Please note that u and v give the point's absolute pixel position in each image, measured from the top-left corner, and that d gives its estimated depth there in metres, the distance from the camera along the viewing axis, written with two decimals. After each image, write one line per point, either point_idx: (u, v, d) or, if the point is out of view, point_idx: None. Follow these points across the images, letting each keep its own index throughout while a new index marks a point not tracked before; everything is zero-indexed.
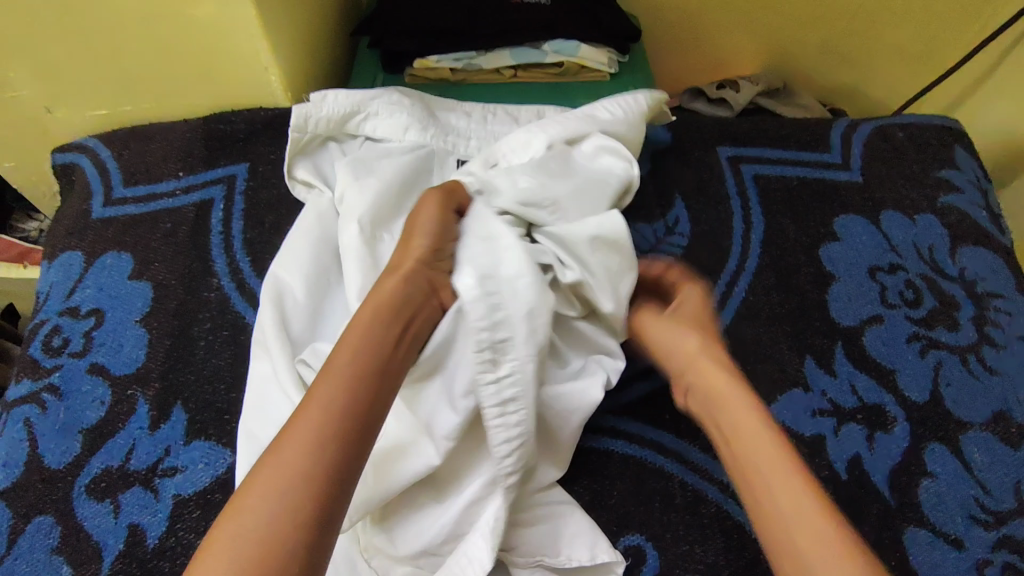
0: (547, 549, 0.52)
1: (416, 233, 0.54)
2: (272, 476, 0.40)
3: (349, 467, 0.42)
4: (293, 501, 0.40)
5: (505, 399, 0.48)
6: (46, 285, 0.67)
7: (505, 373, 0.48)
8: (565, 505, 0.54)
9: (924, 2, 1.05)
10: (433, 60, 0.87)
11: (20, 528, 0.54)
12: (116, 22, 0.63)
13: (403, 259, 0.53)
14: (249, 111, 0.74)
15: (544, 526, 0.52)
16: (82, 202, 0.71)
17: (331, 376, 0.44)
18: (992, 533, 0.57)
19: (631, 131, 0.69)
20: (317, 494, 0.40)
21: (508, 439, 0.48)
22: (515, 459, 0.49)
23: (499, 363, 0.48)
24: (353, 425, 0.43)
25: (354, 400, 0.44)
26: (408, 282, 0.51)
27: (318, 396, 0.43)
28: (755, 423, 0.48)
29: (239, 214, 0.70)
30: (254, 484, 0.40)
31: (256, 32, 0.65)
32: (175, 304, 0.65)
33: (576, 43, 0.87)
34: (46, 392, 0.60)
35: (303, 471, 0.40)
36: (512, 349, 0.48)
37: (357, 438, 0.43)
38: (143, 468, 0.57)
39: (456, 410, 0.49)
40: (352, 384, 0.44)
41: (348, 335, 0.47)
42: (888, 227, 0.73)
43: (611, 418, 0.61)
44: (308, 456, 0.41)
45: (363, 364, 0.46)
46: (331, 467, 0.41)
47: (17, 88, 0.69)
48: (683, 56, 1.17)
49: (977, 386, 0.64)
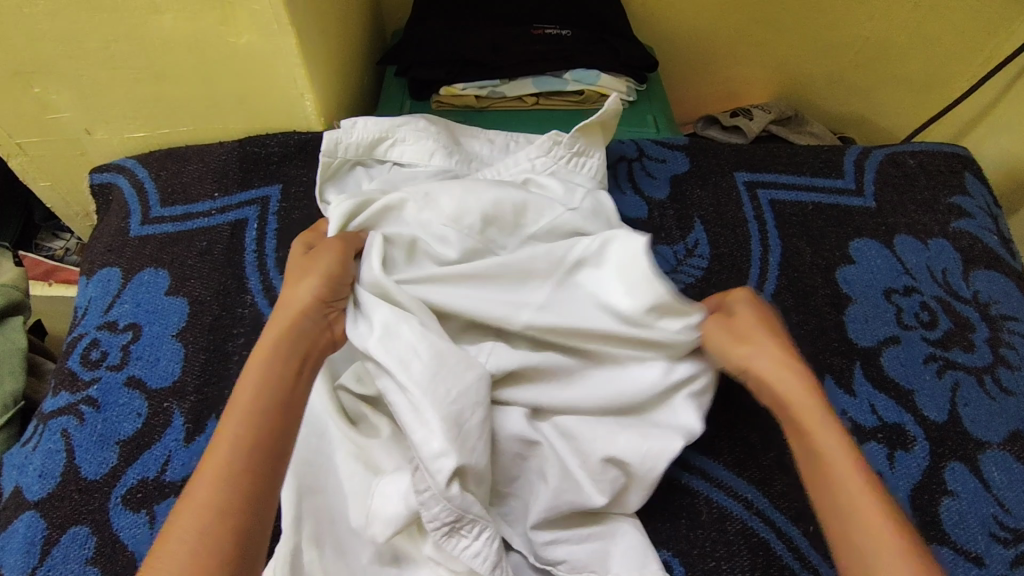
0: (595, 565, 0.52)
1: (308, 272, 0.53)
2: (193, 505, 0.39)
3: (259, 490, 0.40)
4: (202, 532, 0.38)
5: (417, 408, 0.48)
6: (84, 300, 0.70)
7: (408, 386, 0.48)
8: (616, 520, 0.54)
9: (928, 36, 1.09)
10: (460, 88, 0.91)
11: (55, 538, 0.55)
12: (162, 49, 0.66)
13: (292, 296, 0.52)
14: (284, 135, 0.77)
15: (592, 543, 0.53)
16: (121, 219, 0.74)
17: (231, 410, 0.43)
18: (1012, 550, 0.57)
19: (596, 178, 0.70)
20: (226, 534, 0.38)
21: (436, 449, 0.46)
22: (450, 459, 0.46)
23: (401, 377, 0.48)
24: (262, 450, 0.42)
25: (261, 427, 0.43)
26: (304, 318, 0.50)
27: (228, 426, 0.42)
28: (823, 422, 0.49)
29: (271, 233, 0.72)
30: (176, 526, 0.38)
31: (295, 60, 0.68)
32: (210, 319, 0.66)
33: (597, 73, 0.91)
34: (84, 404, 0.62)
35: (208, 501, 0.39)
36: (412, 364, 0.49)
37: (267, 461, 0.42)
38: (178, 479, 0.58)
39: (429, 426, 0.47)
40: (261, 416, 0.43)
41: (248, 369, 0.46)
42: (902, 250, 0.75)
43: None
44: (219, 486, 0.39)
45: (267, 396, 0.44)
46: (241, 497, 0.40)
47: (60, 110, 0.72)
48: (695, 87, 1.21)
49: (994, 406, 0.65)
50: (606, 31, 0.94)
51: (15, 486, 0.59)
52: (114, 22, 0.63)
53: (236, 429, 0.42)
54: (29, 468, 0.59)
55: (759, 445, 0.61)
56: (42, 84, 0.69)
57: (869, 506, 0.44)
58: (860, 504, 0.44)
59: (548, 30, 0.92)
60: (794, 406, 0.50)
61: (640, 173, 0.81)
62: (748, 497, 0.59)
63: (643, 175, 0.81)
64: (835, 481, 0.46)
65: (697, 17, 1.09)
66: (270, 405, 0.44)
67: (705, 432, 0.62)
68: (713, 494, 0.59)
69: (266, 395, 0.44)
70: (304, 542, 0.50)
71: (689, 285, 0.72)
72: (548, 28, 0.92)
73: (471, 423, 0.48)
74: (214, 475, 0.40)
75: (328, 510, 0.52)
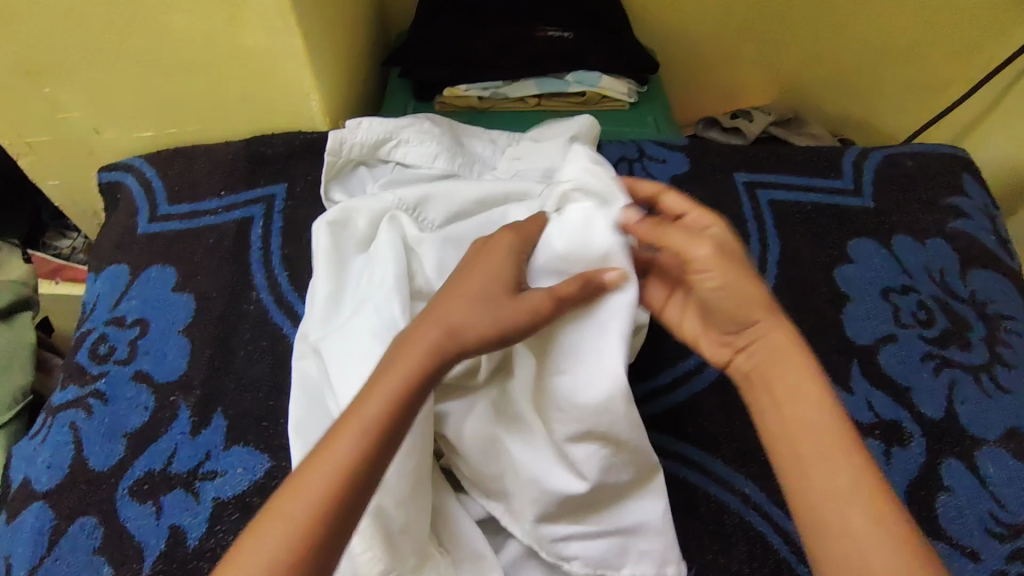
0: (612, 560, 0.53)
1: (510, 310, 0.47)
2: (288, 511, 0.40)
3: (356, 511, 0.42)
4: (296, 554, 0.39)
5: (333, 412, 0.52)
6: (92, 296, 0.71)
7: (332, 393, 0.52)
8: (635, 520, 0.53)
9: (928, 38, 1.10)
10: (462, 89, 0.92)
11: (63, 529, 0.56)
12: (171, 49, 0.67)
13: (459, 320, 0.47)
14: (289, 135, 0.78)
15: (611, 538, 0.53)
16: (128, 217, 0.75)
17: (350, 423, 0.43)
18: (1007, 545, 0.58)
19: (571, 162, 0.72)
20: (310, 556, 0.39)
21: None
22: None
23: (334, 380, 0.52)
24: (359, 485, 0.42)
25: (369, 463, 0.42)
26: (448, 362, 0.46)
27: (341, 441, 0.42)
28: (816, 403, 0.47)
29: (277, 231, 0.73)
30: (267, 529, 0.40)
31: (302, 60, 0.69)
32: (216, 315, 0.68)
33: (598, 74, 0.93)
34: (92, 397, 0.63)
35: (309, 516, 0.40)
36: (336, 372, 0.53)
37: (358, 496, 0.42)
38: (184, 471, 0.59)
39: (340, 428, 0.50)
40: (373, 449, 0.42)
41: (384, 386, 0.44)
42: (900, 251, 0.76)
43: (674, 442, 0.62)
44: (316, 510, 0.40)
45: (392, 429, 0.43)
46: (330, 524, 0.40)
47: (70, 109, 0.73)
48: (697, 89, 1.23)
49: (990, 404, 0.65)
50: (608, 33, 0.95)
51: (23, 478, 0.60)
52: (123, 23, 0.64)
53: (348, 455, 0.42)
54: (38, 460, 0.60)
55: (756, 442, 0.62)
56: (53, 84, 0.70)
57: (864, 492, 0.44)
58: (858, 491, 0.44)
59: (550, 32, 0.93)
60: (787, 385, 0.49)
61: (640, 173, 0.82)
62: (745, 491, 0.59)
63: (643, 175, 0.82)
64: (829, 468, 0.45)
65: (699, 18, 1.10)
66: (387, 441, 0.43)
67: (704, 428, 0.63)
68: (710, 488, 0.60)
69: (387, 428, 0.43)
70: None
71: None
72: (550, 30, 0.93)
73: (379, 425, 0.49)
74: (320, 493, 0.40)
75: None
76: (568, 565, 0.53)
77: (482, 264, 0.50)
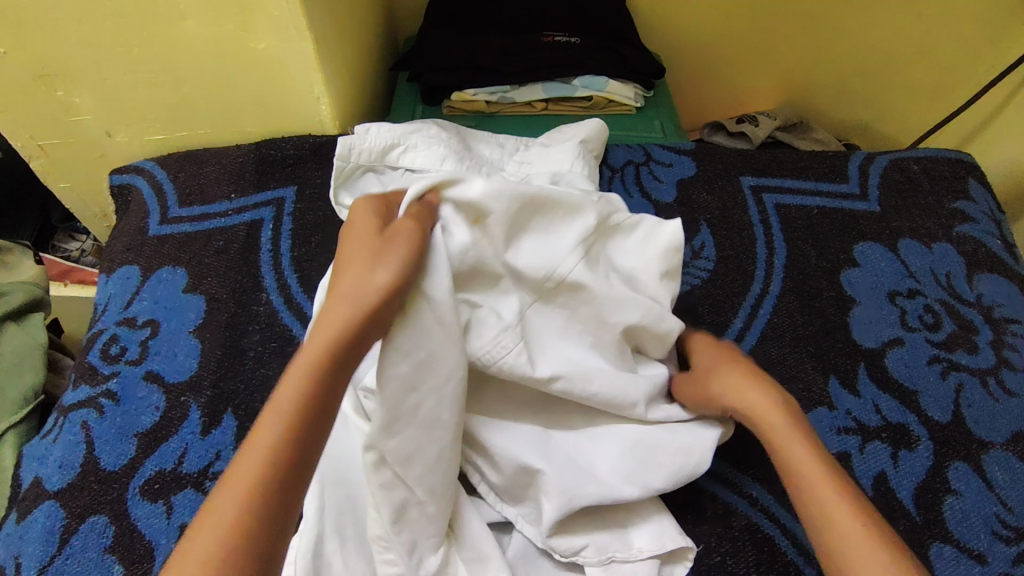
0: (616, 544, 0.54)
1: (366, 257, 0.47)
2: (223, 501, 0.38)
3: (311, 465, 0.41)
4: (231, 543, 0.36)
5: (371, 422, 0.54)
6: (104, 297, 0.71)
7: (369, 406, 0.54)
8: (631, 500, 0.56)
9: (932, 45, 1.10)
10: (470, 94, 0.93)
11: (74, 528, 0.56)
12: (183, 54, 0.68)
13: (348, 282, 0.46)
14: (299, 138, 0.79)
15: (611, 528, 0.55)
16: (140, 219, 0.76)
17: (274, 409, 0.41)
18: (1013, 548, 0.58)
19: (580, 164, 0.73)
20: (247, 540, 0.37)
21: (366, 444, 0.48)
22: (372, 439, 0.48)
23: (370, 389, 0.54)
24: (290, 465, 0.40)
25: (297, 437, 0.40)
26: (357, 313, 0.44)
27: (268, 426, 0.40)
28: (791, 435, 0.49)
29: (286, 234, 0.74)
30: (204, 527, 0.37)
31: (312, 65, 0.70)
32: (226, 316, 0.68)
33: (605, 79, 0.94)
34: (104, 397, 0.63)
35: (249, 488, 0.38)
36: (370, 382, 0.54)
37: (291, 474, 0.40)
38: (194, 471, 0.59)
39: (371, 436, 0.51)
40: (295, 421, 0.41)
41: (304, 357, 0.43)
42: (907, 254, 0.76)
43: None
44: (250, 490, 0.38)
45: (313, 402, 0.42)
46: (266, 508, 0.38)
47: (83, 112, 0.74)
48: (702, 94, 1.23)
49: (998, 408, 0.65)
50: (615, 38, 0.96)
51: (34, 477, 0.60)
52: (136, 27, 0.65)
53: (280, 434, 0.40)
54: (49, 459, 0.60)
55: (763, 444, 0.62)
56: (66, 87, 0.71)
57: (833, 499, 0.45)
58: (821, 497, 0.45)
59: (557, 37, 0.93)
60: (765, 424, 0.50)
61: (647, 177, 0.82)
62: (753, 494, 0.60)
63: (649, 179, 0.82)
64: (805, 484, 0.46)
65: (704, 23, 1.11)
66: (310, 414, 0.41)
67: None
68: (718, 491, 0.60)
69: (323, 391, 0.42)
70: (327, 533, 0.50)
71: (695, 286, 0.73)
72: (557, 36, 0.93)
73: (405, 402, 0.48)
74: (273, 442, 0.40)
75: (349, 499, 0.52)
76: (581, 556, 0.53)
77: (356, 234, 0.49)
